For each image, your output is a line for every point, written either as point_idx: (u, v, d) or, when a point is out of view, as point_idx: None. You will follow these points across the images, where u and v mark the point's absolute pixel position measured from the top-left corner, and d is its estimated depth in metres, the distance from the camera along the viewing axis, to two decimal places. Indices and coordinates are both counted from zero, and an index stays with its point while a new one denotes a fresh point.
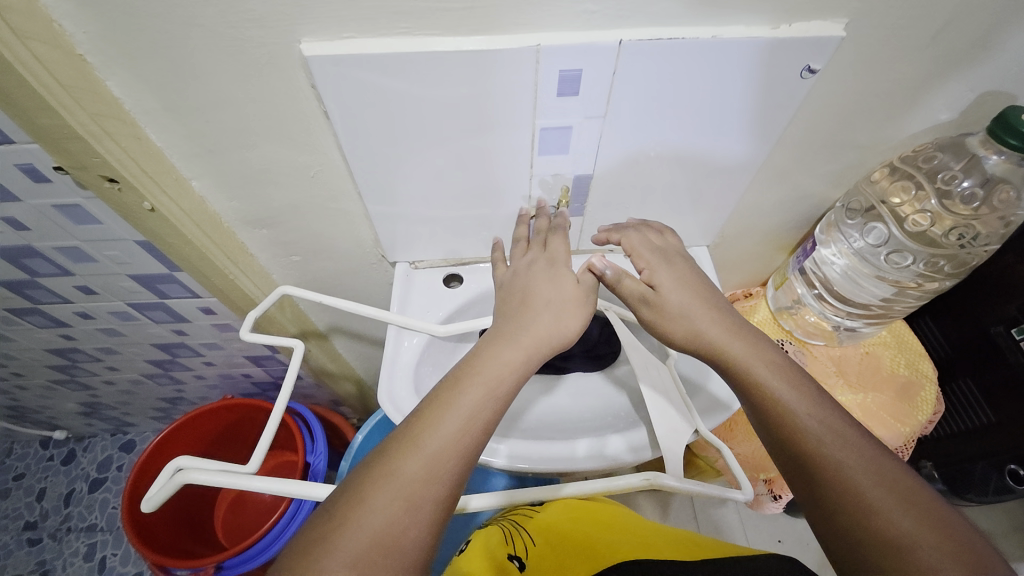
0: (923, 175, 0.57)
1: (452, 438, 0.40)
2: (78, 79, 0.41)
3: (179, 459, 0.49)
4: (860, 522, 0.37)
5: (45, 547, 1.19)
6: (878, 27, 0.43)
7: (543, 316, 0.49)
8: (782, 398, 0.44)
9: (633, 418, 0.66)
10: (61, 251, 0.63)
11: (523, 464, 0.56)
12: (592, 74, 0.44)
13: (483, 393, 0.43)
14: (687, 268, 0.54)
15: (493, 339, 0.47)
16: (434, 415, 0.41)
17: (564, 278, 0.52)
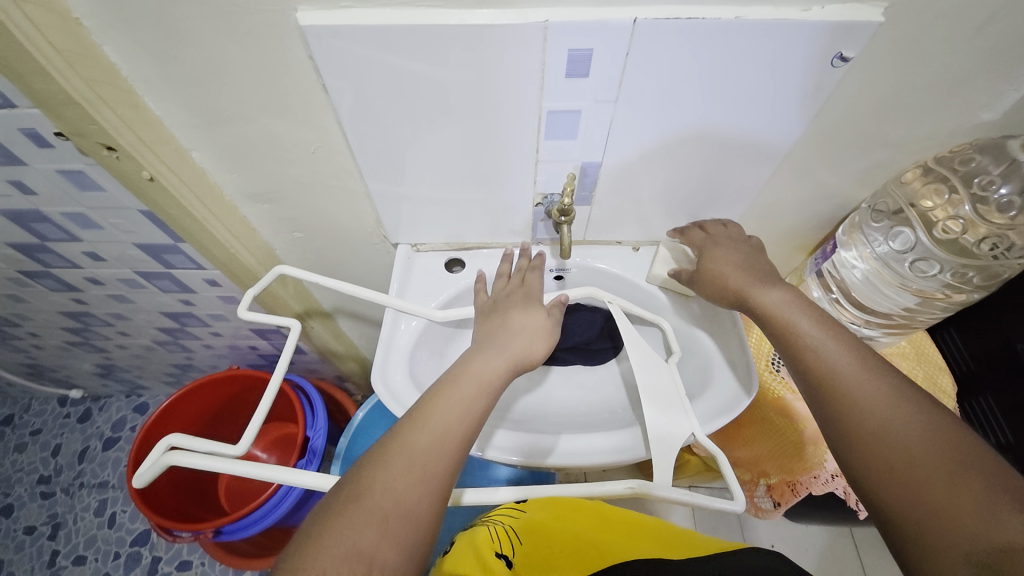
0: (958, 179, 0.54)
1: (449, 424, 0.43)
2: (74, 44, 0.40)
3: (171, 436, 0.49)
4: (925, 489, 0.36)
5: (57, 501, 1.25)
6: (922, 13, 0.39)
7: (518, 339, 0.53)
8: (835, 369, 0.45)
9: (631, 415, 0.64)
10: (68, 218, 0.63)
11: (514, 457, 0.56)
12: (603, 55, 0.41)
13: (473, 389, 0.46)
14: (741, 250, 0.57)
15: (481, 346, 0.52)
16: (436, 402, 0.45)
17: (535, 309, 0.57)
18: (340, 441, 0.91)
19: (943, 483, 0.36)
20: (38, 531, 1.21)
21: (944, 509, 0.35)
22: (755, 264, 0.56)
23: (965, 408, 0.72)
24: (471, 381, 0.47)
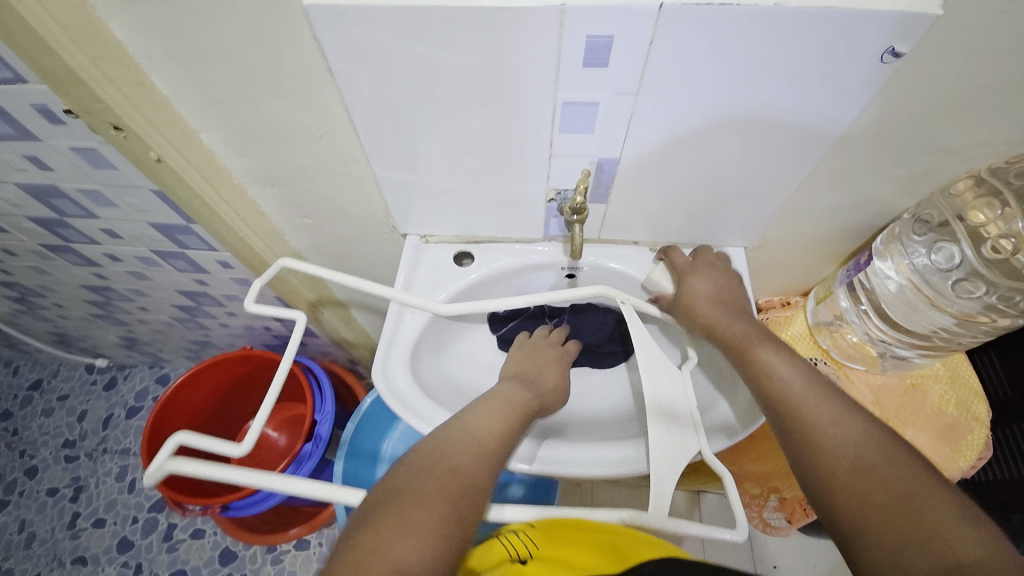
0: (1012, 193, 0.50)
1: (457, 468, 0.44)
2: (77, 19, 0.40)
3: (179, 433, 0.50)
4: (915, 522, 0.37)
5: (81, 464, 1.30)
6: (988, 6, 0.35)
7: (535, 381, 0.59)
8: (814, 417, 0.45)
9: (638, 423, 0.62)
10: (85, 195, 0.64)
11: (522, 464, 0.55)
12: (625, 44, 0.38)
13: (472, 441, 0.47)
14: (726, 281, 0.59)
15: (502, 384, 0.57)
16: (467, 425, 0.49)
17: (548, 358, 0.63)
18: (347, 427, 0.91)
19: (930, 516, 0.37)
20: (61, 493, 1.27)
21: (926, 536, 0.36)
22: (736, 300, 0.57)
23: (998, 435, 0.68)
24: (473, 434, 0.48)
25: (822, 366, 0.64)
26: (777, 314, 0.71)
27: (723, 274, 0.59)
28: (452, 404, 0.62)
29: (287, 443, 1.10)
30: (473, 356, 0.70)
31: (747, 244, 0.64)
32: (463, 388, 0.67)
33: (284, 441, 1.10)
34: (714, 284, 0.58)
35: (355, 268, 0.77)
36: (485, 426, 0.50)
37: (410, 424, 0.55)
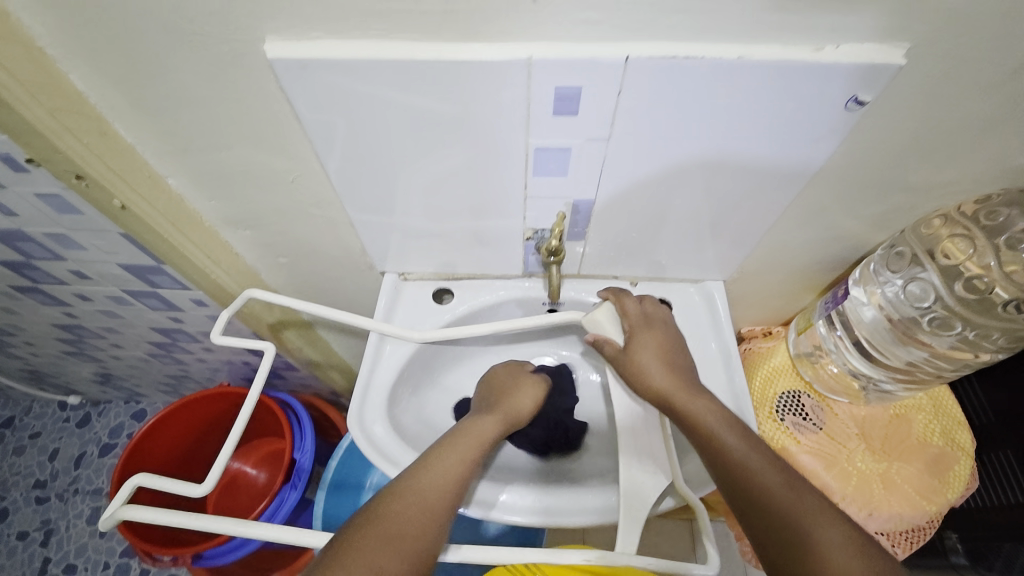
0: (984, 232, 0.50)
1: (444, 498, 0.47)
2: (36, 74, 0.39)
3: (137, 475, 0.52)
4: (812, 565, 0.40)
5: (52, 506, 1.25)
6: (945, 57, 0.36)
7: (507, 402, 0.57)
8: (733, 450, 0.46)
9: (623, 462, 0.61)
10: (51, 237, 0.62)
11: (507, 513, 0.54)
12: (594, 94, 0.38)
13: (463, 465, 0.49)
14: (665, 335, 0.56)
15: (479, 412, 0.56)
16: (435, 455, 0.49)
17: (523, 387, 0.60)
18: (328, 466, 0.89)
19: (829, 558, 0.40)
20: (30, 536, 1.21)
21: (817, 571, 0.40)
22: (680, 352, 0.55)
23: (982, 459, 0.66)
24: (464, 455, 0.50)
25: (805, 399, 0.64)
26: (759, 345, 0.70)
27: (659, 326, 0.57)
28: None
29: (266, 480, 1.06)
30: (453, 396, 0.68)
31: (727, 277, 0.64)
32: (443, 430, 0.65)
33: (264, 477, 1.07)
34: (656, 341, 0.55)
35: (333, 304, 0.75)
36: (479, 445, 0.52)
37: (387, 476, 0.53)
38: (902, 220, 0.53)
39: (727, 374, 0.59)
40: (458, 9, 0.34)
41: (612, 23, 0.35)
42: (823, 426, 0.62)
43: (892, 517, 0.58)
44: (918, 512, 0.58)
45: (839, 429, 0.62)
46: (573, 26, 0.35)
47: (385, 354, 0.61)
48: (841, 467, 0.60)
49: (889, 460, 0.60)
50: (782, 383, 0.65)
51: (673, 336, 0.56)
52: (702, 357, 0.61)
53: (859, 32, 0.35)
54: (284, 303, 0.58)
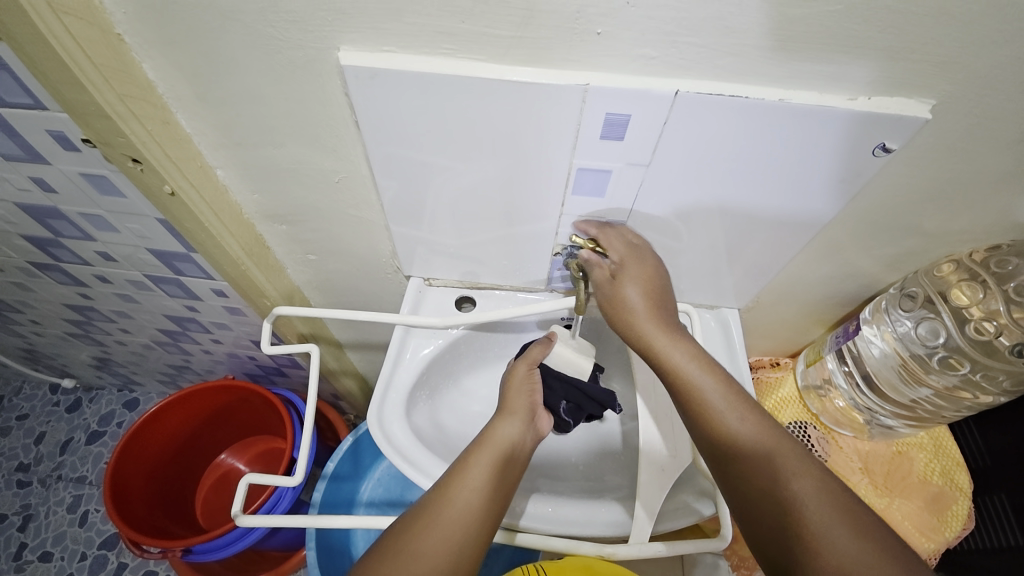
0: (992, 278, 0.53)
1: (475, 499, 0.46)
2: (109, 58, 0.40)
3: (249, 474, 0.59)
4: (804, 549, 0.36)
5: (33, 491, 1.22)
6: (970, 113, 0.39)
7: (524, 399, 0.56)
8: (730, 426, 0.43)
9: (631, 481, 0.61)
10: (84, 218, 0.63)
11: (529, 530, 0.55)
12: (641, 122, 0.41)
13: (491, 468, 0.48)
14: (654, 272, 0.51)
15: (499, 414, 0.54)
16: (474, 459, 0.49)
17: (531, 390, 0.58)
18: (326, 464, 0.82)
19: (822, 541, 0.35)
20: (8, 520, 1.18)
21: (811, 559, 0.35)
22: (665, 286, 0.52)
23: (977, 503, 0.68)
24: (494, 457, 0.49)
25: (811, 431, 0.66)
26: (767, 374, 0.72)
27: (649, 257, 0.52)
28: (446, 455, 0.61)
29: None
30: (468, 403, 0.69)
31: (742, 306, 0.66)
32: (456, 436, 0.66)
33: None
34: (637, 281, 0.51)
35: (353, 305, 0.77)
36: (509, 446, 0.51)
37: (405, 475, 0.54)
38: (914, 264, 0.55)
39: None
40: (526, 35, 0.37)
41: (666, 60, 0.38)
42: (827, 458, 0.64)
43: None
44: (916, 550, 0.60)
45: (844, 462, 0.64)
46: (629, 60, 0.38)
47: (407, 355, 0.62)
48: None
49: (891, 496, 0.62)
50: (788, 413, 0.67)
51: (660, 273, 0.52)
52: None
53: (891, 86, 0.38)
54: (313, 313, 0.61)
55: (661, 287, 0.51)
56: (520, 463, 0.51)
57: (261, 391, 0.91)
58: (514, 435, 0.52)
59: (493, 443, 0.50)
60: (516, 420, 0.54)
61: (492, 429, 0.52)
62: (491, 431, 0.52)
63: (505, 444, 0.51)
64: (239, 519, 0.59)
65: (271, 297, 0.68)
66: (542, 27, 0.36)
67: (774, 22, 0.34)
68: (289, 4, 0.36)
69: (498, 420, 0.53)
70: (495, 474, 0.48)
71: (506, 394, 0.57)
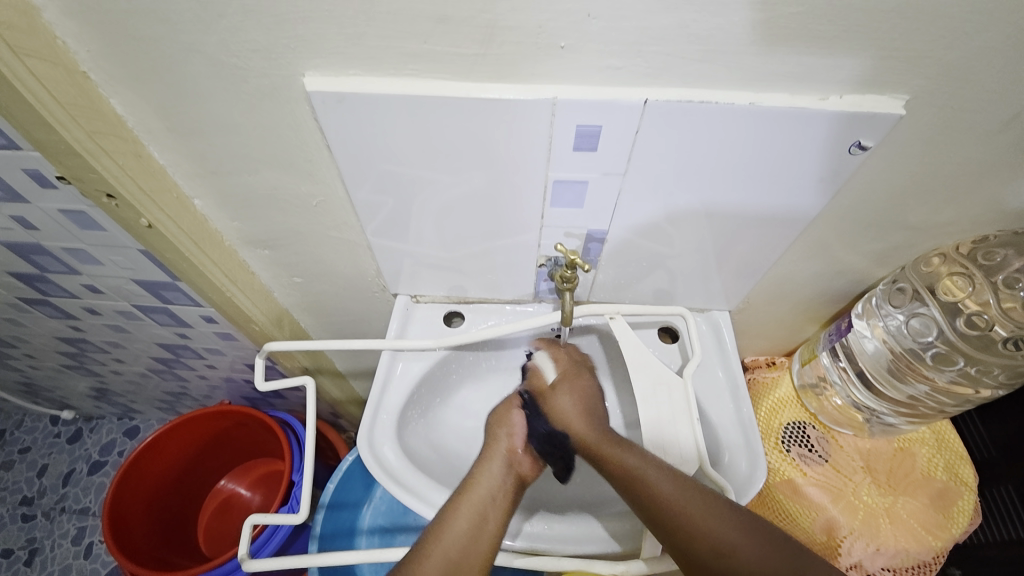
0: (981, 271, 0.52)
1: (464, 542, 0.48)
2: (77, 96, 0.40)
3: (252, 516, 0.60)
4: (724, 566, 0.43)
5: (38, 524, 1.21)
6: (946, 106, 0.38)
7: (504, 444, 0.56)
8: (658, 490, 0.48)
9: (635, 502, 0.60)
10: (68, 252, 0.63)
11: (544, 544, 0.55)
12: (613, 132, 0.41)
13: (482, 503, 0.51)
14: (589, 386, 0.61)
15: (482, 460, 0.55)
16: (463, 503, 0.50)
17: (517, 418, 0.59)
18: (324, 488, 0.81)
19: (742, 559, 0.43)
20: (14, 555, 1.17)
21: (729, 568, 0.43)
22: (596, 407, 0.59)
23: (985, 495, 0.66)
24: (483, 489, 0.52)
25: (810, 431, 0.65)
26: (763, 375, 0.71)
27: (587, 374, 0.63)
28: (440, 474, 0.61)
29: (260, 504, 1.04)
30: (461, 419, 0.68)
31: (732, 307, 0.66)
32: (451, 453, 0.65)
33: (257, 500, 1.05)
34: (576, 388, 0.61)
35: (344, 324, 0.76)
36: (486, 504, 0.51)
37: (395, 497, 0.53)
38: (902, 257, 0.55)
39: (735, 404, 0.60)
40: (490, 52, 0.36)
41: (632, 69, 0.37)
42: (828, 458, 0.63)
43: (898, 552, 0.58)
44: (923, 548, 0.58)
45: (845, 461, 0.63)
46: (596, 70, 0.37)
47: (397, 374, 0.62)
48: (847, 500, 0.60)
49: (895, 494, 0.61)
50: (787, 413, 0.66)
51: (595, 385, 0.62)
52: (708, 385, 0.62)
53: (863, 84, 0.37)
54: (311, 344, 0.60)
55: (592, 399, 0.60)
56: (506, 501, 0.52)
57: (258, 415, 0.90)
58: (500, 478, 0.53)
59: (478, 490, 0.51)
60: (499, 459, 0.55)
61: (476, 471, 0.53)
62: (476, 473, 0.53)
63: (490, 487, 0.52)
64: (245, 561, 0.58)
65: (260, 322, 0.68)
66: (504, 43, 0.36)
67: (738, 27, 0.34)
68: (251, 34, 0.36)
69: (482, 461, 0.55)
70: (485, 510, 0.50)
71: (491, 432, 0.58)
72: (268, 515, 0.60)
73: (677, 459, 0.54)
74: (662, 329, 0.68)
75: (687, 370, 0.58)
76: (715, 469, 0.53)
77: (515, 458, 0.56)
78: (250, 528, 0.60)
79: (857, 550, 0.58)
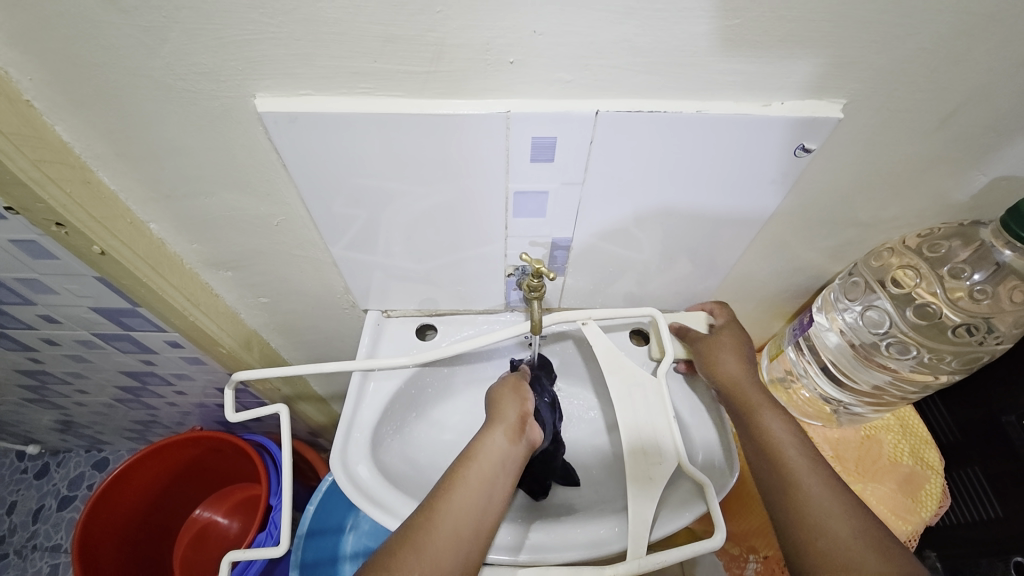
0: (929, 263, 0.54)
1: (461, 524, 0.47)
2: (21, 125, 0.39)
3: (230, 553, 0.58)
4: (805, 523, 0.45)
5: (9, 564, 1.16)
6: (881, 108, 0.40)
7: (513, 417, 0.56)
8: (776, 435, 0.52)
9: (618, 506, 0.61)
10: (21, 282, 0.60)
11: (526, 555, 0.53)
12: (568, 143, 0.41)
13: (479, 488, 0.49)
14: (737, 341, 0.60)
15: (487, 433, 0.54)
16: (461, 485, 0.49)
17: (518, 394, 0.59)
18: (305, 512, 0.81)
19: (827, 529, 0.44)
20: None
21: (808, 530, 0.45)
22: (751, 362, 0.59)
23: (953, 477, 0.67)
24: (483, 471, 0.50)
25: None
26: None
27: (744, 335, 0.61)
28: (418, 489, 0.60)
29: (239, 530, 1.01)
30: (437, 433, 0.68)
31: None
32: (430, 470, 0.64)
33: (236, 527, 1.02)
34: (729, 343, 0.59)
35: (316, 342, 0.75)
36: (486, 479, 0.50)
37: (371, 517, 0.53)
38: (856, 252, 0.57)
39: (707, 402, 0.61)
40: (440, 69, 0.37)
41: (583, 82, 0.38)
42: None
43: None
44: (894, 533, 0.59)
45: None
46: (548, 84, 0.38)
47: (370, 392, 0.61)
48: None
49: (864, 481, 0.62)
50: None
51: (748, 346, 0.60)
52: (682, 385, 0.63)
53: (805, 90, 0.39)
54: (281, 369, 0.59)
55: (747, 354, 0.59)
56: (510, 481, 0.52)
57: (233, 439, 0.88)
58: (501, 453, 0.52)
59: (480, 463, 0.51)
60: (504, 430, 0.54)
61: (479, 443, 0.53)
62: (479, 447, 0.52)
63: (492, 465, 0.51)
64: None
65: (227, 345, 0.66)
66: (455, 60, 0.36)
67: (679, 40, 0.35)
68: (196, 56, 0.35)
69: (485, 435, 0.54)
70: (488, 490, 0.49)
71: (495, 404, 0.58)
72: (249, 550, 0.58)
73: (656, 455, 0.55)
74: (634, 331, 0.69)
75: (660, 369, 0.58)
76: (693, 465, 0.54)
77: (525, 423, 0.56)
78: (229, 565, 0.58)
79: None
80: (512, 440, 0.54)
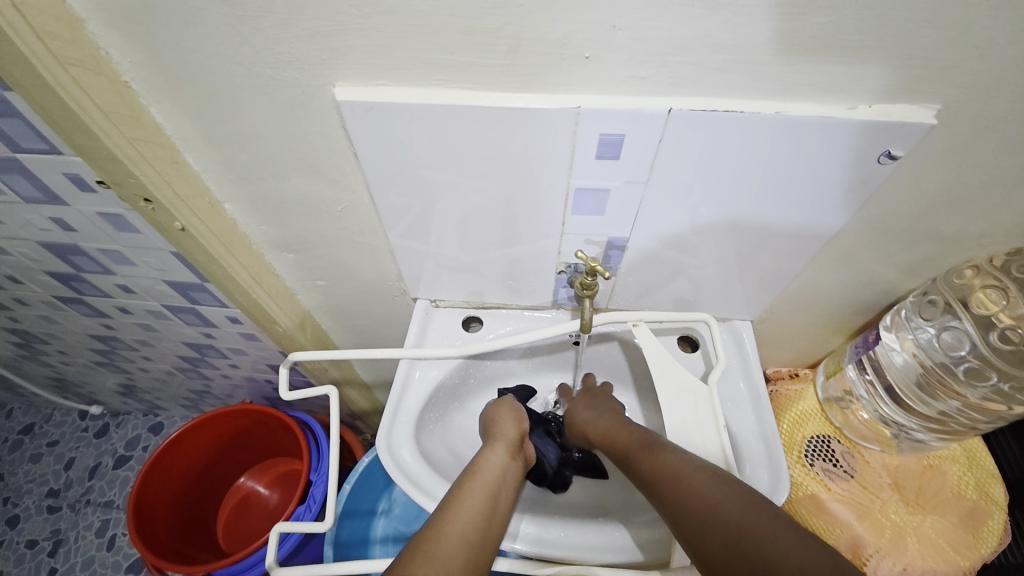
0: (1016, 284, 0.51)
1: (467, 526, 0.45)
2: (118, 105, 0.42)
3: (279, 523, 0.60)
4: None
5: (63, 516, 1.25)
6: (977, 116, 0.38)
7: (511, 436, 0.57)
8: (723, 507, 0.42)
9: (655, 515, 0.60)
10: (104, 253, 0.65)
11: (558, 553, 0.53)
12: (636, 141, 0.41)
13: (486, 494, 0.49)
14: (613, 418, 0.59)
15: (489, 448, 0.55)
16: (468, 490, 0.49)
17: (514, 421, 0.60)
18: (342, 490, 0.84)
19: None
20: (38, 546, 1.21)
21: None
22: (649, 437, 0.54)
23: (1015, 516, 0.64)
24: (488, 479, 0.50)
25: (835, 444, 0.63)
26: (786, 386, 0.71)
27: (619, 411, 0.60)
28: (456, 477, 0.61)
29: (278, 502, 1.06)
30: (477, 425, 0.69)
31: (755, 317, 0.65)
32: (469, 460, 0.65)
33: (275, 498, 1.06)
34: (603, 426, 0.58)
35: (365, 327, 0.77)
36: (488, 487, 0.50)
37: (412, 501, 0.53)
38: (932, 270, 0.54)
39: (756, 416, 0.59)
40: (515, 62, 0.37)
41: (657, 79, 0.37)
42: (854, 473, 0.61)
43: (926, 573, 0.55)
44: (952, 569, 0.56)
45: (872, 477, 0.61)
46: (620, 81, 0.38)
47: (415, 380, 0.63)
48: (873, 517, 0.58)
49: (923, 513, 0.58)
50: (810, 427, 0.65)
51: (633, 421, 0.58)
52: (730, 396, 0.61)
53: (894, 94, 0.37)
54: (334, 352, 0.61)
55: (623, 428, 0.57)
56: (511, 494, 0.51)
57: (279, 415, 0.91)
58: (503, 465, 0.53)
59: (485, 472, 0.51)
60: (504, 446, 0.55)
61: (483, 456, 0.54)
62: (483, 460, 0.53)
63: (498, 474, 0.51)
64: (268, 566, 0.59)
65: (284, 324, 0.69)
66: (530, 54, 0.36)
67: (765, 36, 0.34)
68: (285, 45, 0.37)
69: (488, 450, 0.55)
70: (492, 501, 0.49)
71: (493, 428, 0.59)
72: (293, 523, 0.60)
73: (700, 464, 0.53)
74: (682, 337, 0.67)
75: (712, 377, 0.57)
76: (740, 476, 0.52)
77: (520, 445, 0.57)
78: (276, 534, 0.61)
79: (884, 570, 0.55)
80: (511, 455, 0.55)
